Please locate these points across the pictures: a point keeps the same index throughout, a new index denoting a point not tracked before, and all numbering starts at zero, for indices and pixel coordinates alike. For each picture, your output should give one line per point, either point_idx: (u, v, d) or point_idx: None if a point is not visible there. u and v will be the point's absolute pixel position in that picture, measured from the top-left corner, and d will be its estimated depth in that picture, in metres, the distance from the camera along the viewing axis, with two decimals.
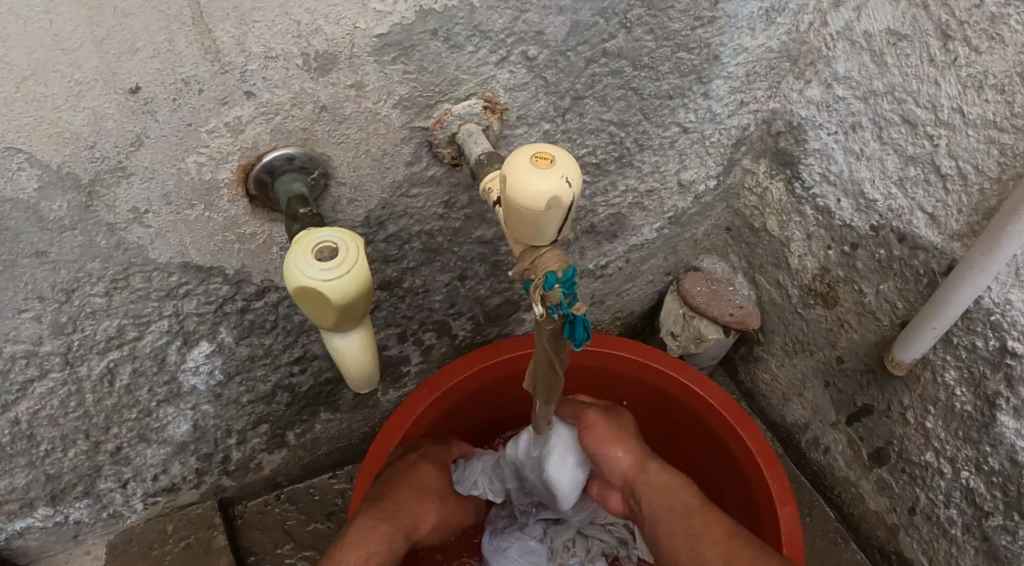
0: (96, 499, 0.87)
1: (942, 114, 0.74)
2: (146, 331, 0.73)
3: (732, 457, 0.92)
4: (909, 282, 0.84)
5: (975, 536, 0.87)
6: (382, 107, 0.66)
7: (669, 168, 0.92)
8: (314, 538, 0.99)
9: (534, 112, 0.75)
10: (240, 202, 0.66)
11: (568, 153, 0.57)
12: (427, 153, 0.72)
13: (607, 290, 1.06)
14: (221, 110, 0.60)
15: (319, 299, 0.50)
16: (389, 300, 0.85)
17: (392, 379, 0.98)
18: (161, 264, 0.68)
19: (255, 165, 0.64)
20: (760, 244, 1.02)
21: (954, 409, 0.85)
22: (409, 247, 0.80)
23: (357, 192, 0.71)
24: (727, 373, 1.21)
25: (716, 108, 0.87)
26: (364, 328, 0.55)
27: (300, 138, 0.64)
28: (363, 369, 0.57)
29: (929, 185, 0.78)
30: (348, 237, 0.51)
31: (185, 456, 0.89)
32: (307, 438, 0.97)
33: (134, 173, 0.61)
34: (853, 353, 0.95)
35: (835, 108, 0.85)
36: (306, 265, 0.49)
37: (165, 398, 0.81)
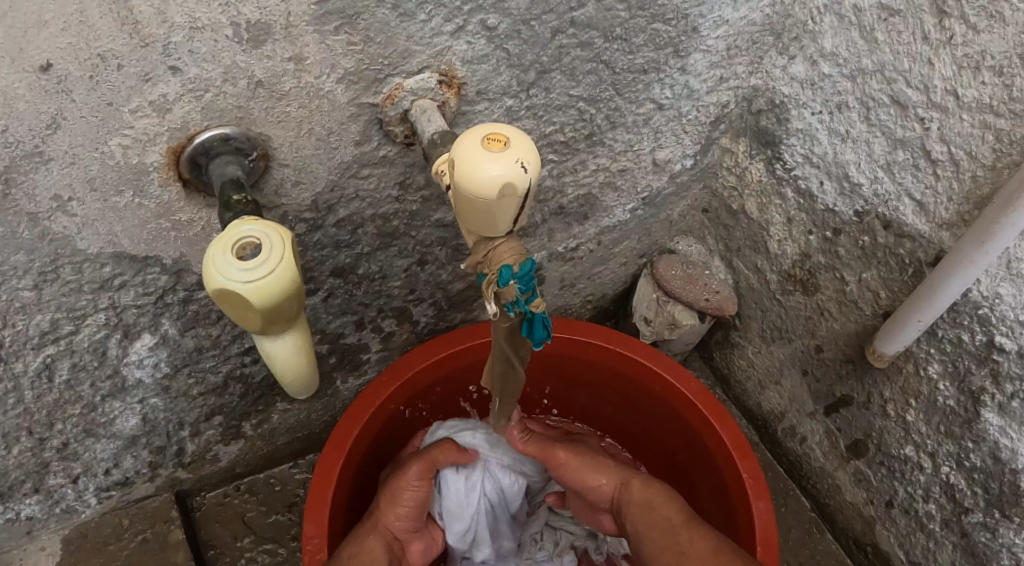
0: (47, 495, 0.83)
1: (934, 96, 0.70)
2: (83, 324, 0.69)
3: (705, 449, 0.89)
4: (894, 272, 0.80)
5: (953, 532, 0.84)
6: (325, 82, 0.61)
7: (644, 146, 0.87)
8: (275, 530, 0.97)
9: (496, 87, 0.70)
10: (172, 186, 0.62)
11: (526, 133, 0.50)
12: (378, 132, 0.67)
13: (578, 274, 1.02)
14: (145, 87, 0.54)
15: (240, 301, 0.45)
16: (345, 287, 0.81)
17: (351, 367, 0.94)
18: (92, 255, 0.63)
19: (186, 148, 0.59)
20: (738, 226, 0.98)
21: (936, 403, 0.82)
22: (363, 231, 0.76)
23: (303, 173, 0.66)
24: (702, 358, 1.17)
25: (694, 84, 0.82)
26: (298, 329, 0.51)
27: (235, 116, 0.59)
28: (301, 373, 0.53)
29: (917, 170, 0.74)
30: (272, 232, 0.47)
31: (138, 450, 0.85)
32: (264, 428, 0.94)
33: (53, 158, 0.56)
34: (833, 342, 0.91)
35: (820, 86, 0.80)
36: (224, 265, 0.45)
37: (110, 392, 0.77)
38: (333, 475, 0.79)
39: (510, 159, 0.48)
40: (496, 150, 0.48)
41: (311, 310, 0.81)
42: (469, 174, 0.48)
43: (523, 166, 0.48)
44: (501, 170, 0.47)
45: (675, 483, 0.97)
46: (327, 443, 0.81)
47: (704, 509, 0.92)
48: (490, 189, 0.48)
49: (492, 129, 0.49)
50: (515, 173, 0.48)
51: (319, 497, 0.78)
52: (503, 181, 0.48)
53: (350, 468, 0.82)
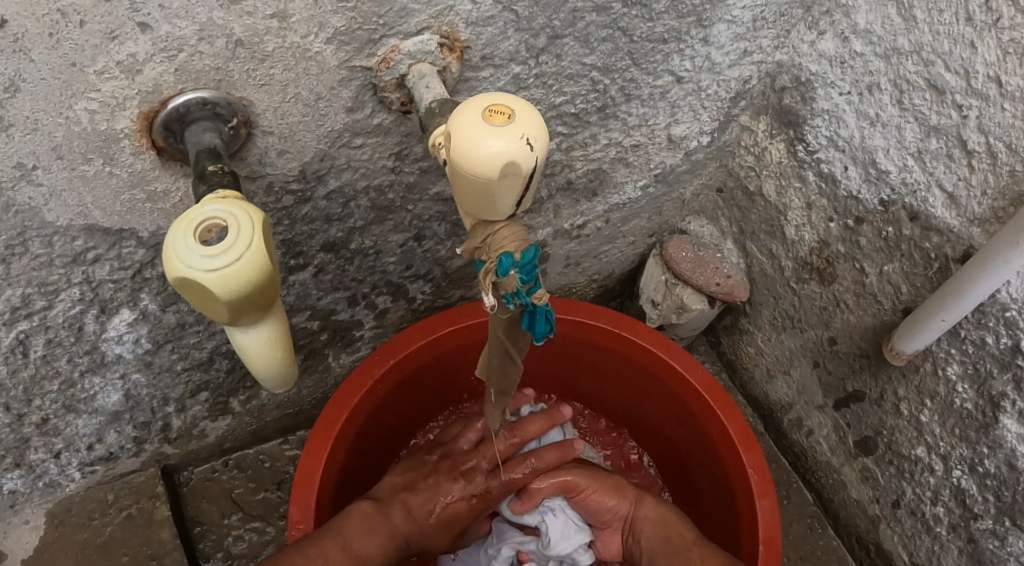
0: (28, 469, 0.81)
1: (975, 81, 0.64)
2: (57, 300, 0.66)
3: (710, 441, 0.85)
4: (917, 266, 0.76)
5: (960, 536, 0.81)
6: (313, 43, 0.55)
7: (659, 121, 0.81)
8: (263, 508, 0.95)
9: (502, 52, 0.64)
10: (146, 154, 0.57)
11: (533, 108, 0.45)
12: (372, 98, 0.62)
13: (584, 252, 0.97)
14: (111, 47, 0.50)
15: (204, 291, 0.41)
16: (336, 262, 0.77)
17: (344, 344, 0.90)
18: (62, 227, 0.60)
19: (160, 112, 0.55)
20: (754, 209, 0.93)
21: (953, 405, 0.78)
22: (356, 205, 0.71)
23: (289, 142, 0.62)
24: (709, 342, 1.13)
25: (716, 56, 0.76)
26: (272, 319, 0.47)
27: (213, 79, 0.54)
28: (277, 366, 0.49)
29: (950, 160, 0.69)
30: (239, 212, 0.42)
31: (121, 425, 0.83)
32: (253, 404, 0.91)
33: (13, 124, 0.51)
34: (847, 335, 0.87)
35: (851, 65, 0.74)
36: (185, 250, 0.40)
37: (89, 368, 0.74)
38: (321, 460, 0.76)
39: (514, 134, 0.43)
40: (499, 124, 0.43)
41: (300, 286, 0.77)
42: (468, 150, 0.43)
43: (529, 143, 0.43)
44: (503, 146, 0.43)
45: (676, 472, 0.94)
46: (316, 425, 0.78)
47: (705, 501, 0.89)
48: (491, 168, 0.43)
49: (496, 101, 0.45)
50: (519, 150, 0.43)
51: (307, 478, 0.75)
52: (506, 159, 0.43)
53: (340, 451, 0.79)
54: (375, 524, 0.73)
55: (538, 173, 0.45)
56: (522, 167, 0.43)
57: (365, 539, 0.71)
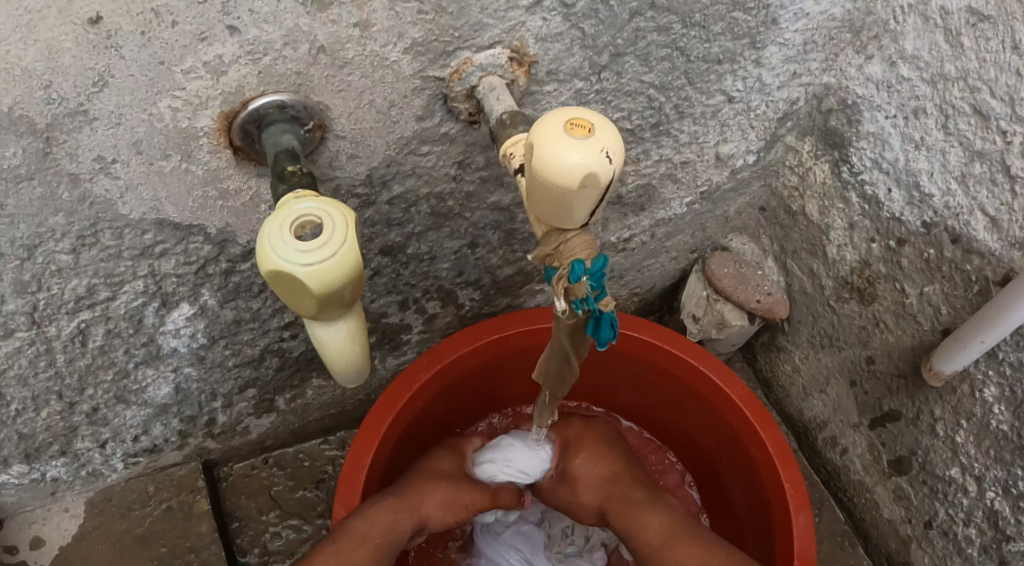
0: (74, 458, 0.83)
1: (1020, 109, 0.66)
2: (120, 291, 0.67)
3: (747, 454, 0.86)
4: (958, 288, 0.77)
5: (991, 558, 0.82)
6: (391, 52, 0.58)
7: (708, 139, 0.83)
8: (301, 506, 0.96)
9: (567, 68, 0.66)
10: (223, 153, 0.59)
11: (610, 122, 0.47)
12: (441, 107, 0.64)
13: (628, 265, 0.99)
14: (199, 47, 0.52)
15: (297, 285, 0.43)
16: (392, 266, 0.79)
17: (390, 347, 0.92)
18: (135, 221, 0.62)
19: (240, 113, 0.57)
20: (796, 228, 0.95)
21: (988, 426, 0.79)
22: (416, 210, 0.73)
23: (359, 146, 0.64)
24: (745, 359, 1.14)
25: (766, 78, 0.79)
26: (352, 316, 0.48)
27: (294, 82, 0.57)
28: (353, 361, 0.51)
29: (993, 185, 0.70)
30: (333, 211, 0.44)
31: (167, 418, 0.84)
32: (298, 403, 0.93)
33: (97, 118, 0.53)
34: (886, 355, 0.88)
35: (898, 90, 0.76)
36: (282, 245, 0.42)
37: (143, 359, 0.76)
38: (366, 461, 0.77)
39: (594, 147, 0.45)
40: (580, 137, 0.45)
41: None
42: (549, 160, 0.45)
43: (608, 156, 0.45)
44: (583, 157, 0.44)
45: (711, 486, 0.95)
46: (362, 426, 0.79)
47: (739, 514, 0.90)
48: (571, 180, 0.45)
49: (577, 115, 0.47)
50: (599, 162, 0.45)
51: (352, 477, 0.77)
52: (585, 170, 0.45)
53: (384, 452, 0.80)
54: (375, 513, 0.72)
55: (613, 185, 0.47)
56: (601, 178, 0.45)
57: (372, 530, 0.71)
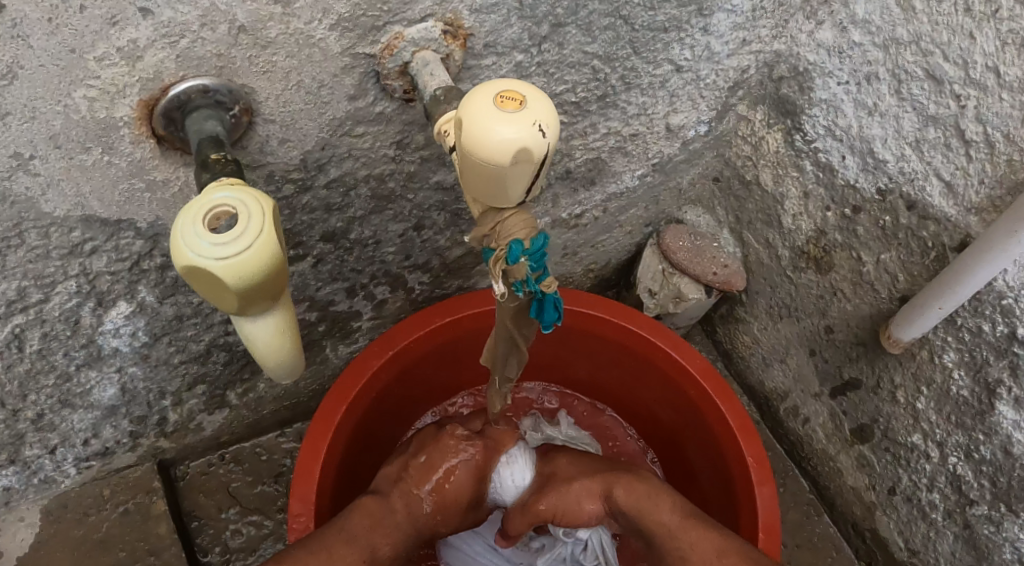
0: (23, 466, 0.80)
1: (973, 72, 0.65)
2: (53, 292, 0.65)
3: (709, 429, 0.86)
4: (915, 255, 0.76)
5: (955, 522, 0.82)
6: (317, 29, 0.55)
7: (658, 110, 0.82)
8: (261, 501, 0.95)
9: (506, 40, 0.64)
10: (145, 143, 0.56)
11: (544, 94, 0.45)
12: (375, 86, 0.61)
13: (581, 241, 0.97)
14: (111, 32, 0.49)
15: (214, 281, 0.41)
16: (335, 253, 0.76)
17: (342, 335, 0.90)
18: (60, 218, 0.59)
19: (161, 100, 0.54)
20: (750, 199, 0.94)
21: (949, 392, 0.79)
22: (356, 194, 0.71)
23: (291, 130, 0.61)
24: (705, 332, 1.14)
25: (715, 46, 0.77)
26: (280, 309, 0.46)
27: (215, 65, 0.54)
28: (285, 356, 0.49)
29: (948, 150, 0.69)
30: (248, 199, 0.42)
31: (117, 420, 0.82)
32: (251, 397, 0.91)
33: (9, 112, 0.50)
34: (844, 324, 0.88)
35: (849, 55, 0.74)
36: (194, 239, 0.40)
37: (85, 361, 0.73)
38: (320, 454, 0.76)
39: (527, 120, 0.43)
40: (511, 110, 0.43)
41: (299, 277, 0.76)
42: (479, 136, 0.43)
43: (541, 130, 0.43)
44: (515, 132, 0.42)
45: (675, 464, 0.94)
46: (314, 418, 0.77)
47: (703, 488, 0.90)
48: (502, 156, 0.43)
49: (507, 88, 0.44)
50: (532, 137, 0.43)
51: (307, 471, 0.75)
52: (518, 145, 0.42)
53: (340, 444, 0.78)
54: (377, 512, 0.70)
55: (549, 160, 0.45)
56: (534, 154, 0.43)
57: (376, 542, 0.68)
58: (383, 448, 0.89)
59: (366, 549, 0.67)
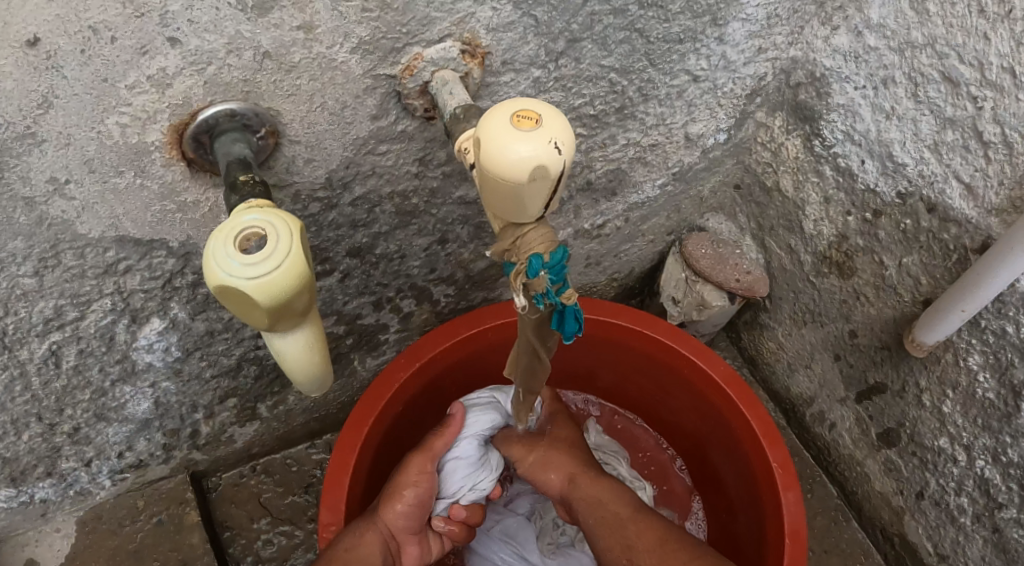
0: (61, 478, 0.82)
1: (989, 74, 0.65)
2: (88, 310, 0.67)
3: (735, 438, 0.86)
4: (936, 258, 0.76)
5: (985, 526, 0.81)
6: (338, 52, 0.57)
7: (676, 120, 0.82)
8: (292, 511, 0.96)
9: (523, 57, 0.65)
10: (176, 166, 0.58)
11: (561, 112, 0.46)
12: (397, 105, 0.63)
13: (604, 251, 0.98)
14: (141, 61, 0.51)
15: (245, 299, 0.42)
16: (361, 267, 0.78)
17: (369, 347, 0.92)
18: (95, 239, 0.61)
19: (189, 125, 0.56)
20: (771, 205, 0.94)
21: (975, 395, 0.78)
22: (380, 210, 0.72)
23: (315, 150, 0.63)
24: (729, 339, 1.14)
25: (731, 55, 0.77)
26: (308, 323, 0.48)
27: (242, 90, 0.56)
28: (313, 372, 0.50)
29: (967, 152, 0.69)
30: (276, 220, 0.43)
31: (151, 433, 0.84)
32: (280, 409, 0.92)
33: (46, 139, 0.53)
34: (868, 328, 0.88)
35: (865, 60, 0.75)
36: (227, 260, 0.41)
37: (120, 376, 0.75)
38: (349, 464, 0.77)
39: (543, 138, 0.44)
40: (527, 129, 0.44)
41: (327, 292, 0.78)
42: (496, 156, 0.44)
43: (557, 146, 0.44)
44: (531, 150, 0.43)
45: (701, 471, 0.95)
46: (344, 429, 0.79)
47: (729, 494, 0.89)
48: (520, 173, 0.44)
49: (525, 106, 0.45)
50: (548, 155, 0.44)
51: (336, 479, 0.76)
52: (534, 163, 0.44)
53: (368, 454, 0.80)
54: (376, 525, 0.72)
55: (565, 177, 0.46)
56: (551, 170, 0.44)
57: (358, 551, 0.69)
58: None
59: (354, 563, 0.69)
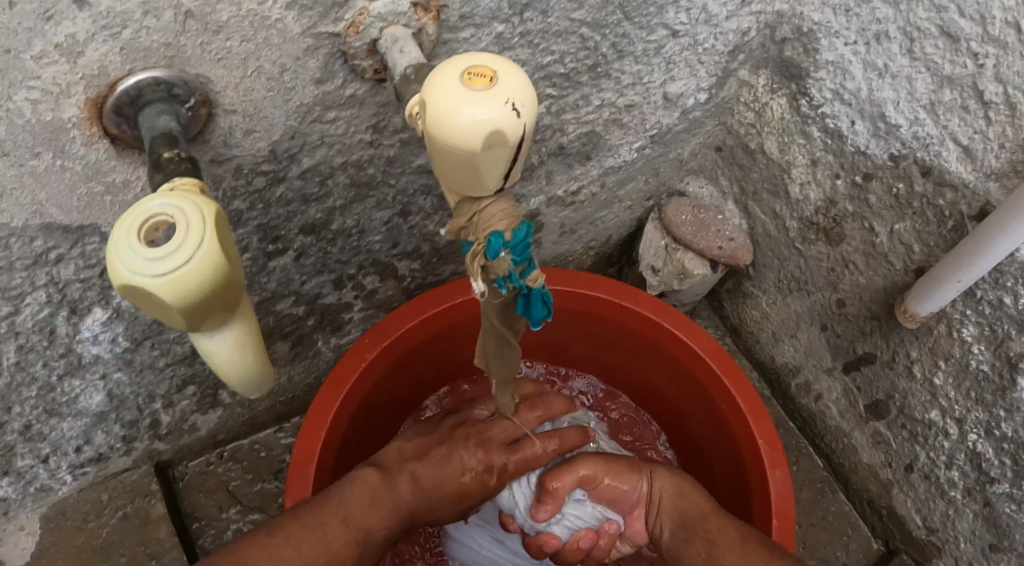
0: (17, 476, 0.79)
1: (991, 28, 0.60)
2: (22, 304, 0.62)
3: (717, 411, 0.83)
4: (931, 224, 0.72)
5: (975, 500, 0.79)
6: (272, 9, 0.51)
7: (654, 78, 0.77)
8: (262, 499, 0.94)
9: (483, 10, 0.59)
10: (98, 144, 0.53)
11: (519, 68, 0.40)
12: (343, 67, 0.57)
13: (579, 219, 0.93)
14: (46, 28, 0.45)
15: (153, 298, 0.37)
16: (317, 245, 0.73)
17: (333, 328, 0.87)
18: (18, 228, 0.56)
19: (109, 98, 0.50)
20: (754, 168, 0.89)
21: (968, 367, 0.75)
22: (333, 182, 0.67)
23: (255, 120, 0.58)
24: (711, 307, 1.10)
25: (712, 8, 0.72)
26: (238, 321, 0.43)
27: (165, 55, 0.50)
28: (248, 372, 0.46)
29: (965, 112, 0.64)
30: (185, 204, 0.38)
31: (108, 425, 0.80)
32: (244, 394, 0.89)
33: None
34: (857, 297, 0.84)
35: (856, 13, 0.69)
36: (129, 255, 0.36)
37: (66, 371, 0.71)
38: (315, 454, 0.73)
39: (498, 99, 0.38)
40: (480, 88, 0.38)
41: (282, 271, 0.74)
42: (445, 120, 0.38)
43: (516, 108, 0.39)
44: (487, 113, 0.38)
45: (684, 448, 0.91)
46: (306, 418, 0.75)
47: (713, 470, 0.86)
48: (475, 140, 0.38)
49: (475, 63, 0.40)
50: (504, 117, 0.38)
51: (301, 472, 0.73)
52: (490, 128, 0.38)
53: (329, 458, 0.76)
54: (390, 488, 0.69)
55: (527, 143, 0.40)
56: (510, 136, 0.39)
57: (372, 515, 0.66)
58: (381, 441, 0.87)
59: (360, 525, 0.65)
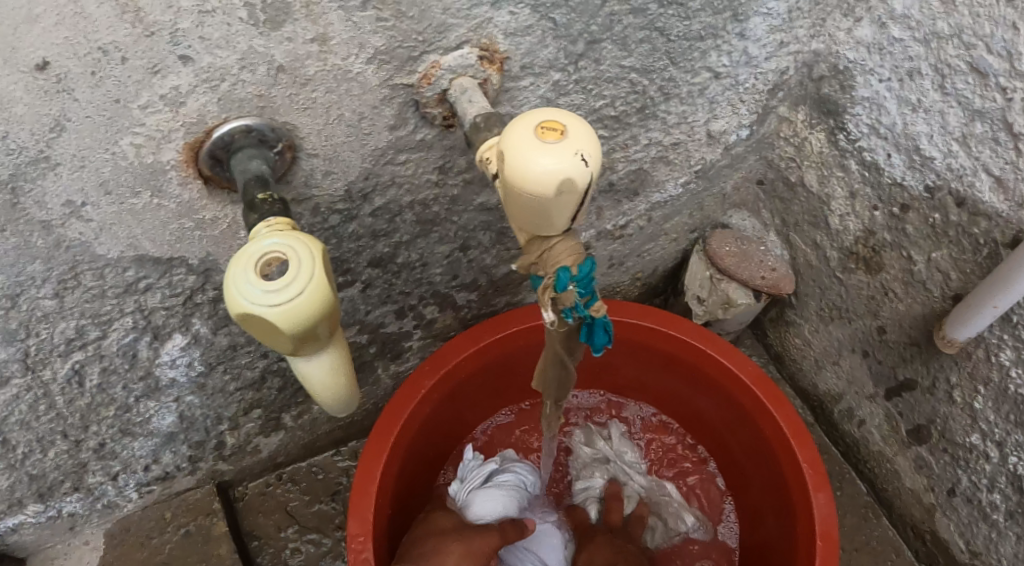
0: (88, 492, 0.83)
1: (1018, 62, 0.62)
2: (110, 329, 0.67)
3: (762, 437, 0.85)
4: (966, 253, 0.74)
5: (1019, 524, 0.80)
6: (354, 64, 0.56)
7: (697, 117, 0.81)
8: (318, 520, 0.97)
9: (542, 60, 0.64)
10: (193, 184, 0.58)
11: (585, 122, 0.44)
12: (414, 114, 0.62)
13: (627, 252, 0.97)
14: (154, 81, 0.50)
15: (265, 325, 0.42)
16: (383, 277, 0.77)
17: (392, 355, 0.91)
18: (113, 260, 0.61)
19: (205, 142, 0.55)
20: (795, 201, 0.92)
21: (1007, 391, 0.76)
22: (401, 219, 0.71)
23: (334, 162, 0.62)
24: (755, 335, 1.12)
25: (752, 50, 0.75)
26: (333, 346, 0.47)
27: (256, 105, 0.55)
28: (338, 392, 0.49)
29: (997, 144, 0.67)
30: (296, 242, 0.42)
31: (176, 445, 0.84)
32: (305, 418, 0.93)
33: (61, 163, 0.52)
34: (897, 325, 0.86)
35: (890, 51, 0.72)
36: (246, 287, 0.41)
37: (144, 393, 0.75)
38: (375, 475, 0.76)
39: (568, 150, 0.42)
40: (553, 141, 0.42)
41: (349, 302, 0.78)
42: (520, 169, 0.42)
43: (584, 159, 0.42)
44: (558, 163, 0.42)
45: (729, 472, 0.93)
46: (369, 439, 0.78)
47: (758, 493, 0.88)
48: (545, 186, 0.42)
49: (548, 117, 0.44)
50: (574, 167, 0.42)
51: (363, 493, 0.76)
52: (561, 176, 0.42)
53: (389, 480, 0.79)
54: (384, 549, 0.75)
55: (592, 189, 0.44)
56: (578, 184, 0.43)
57: None
58: (436, 464, 0.90)
59: None
